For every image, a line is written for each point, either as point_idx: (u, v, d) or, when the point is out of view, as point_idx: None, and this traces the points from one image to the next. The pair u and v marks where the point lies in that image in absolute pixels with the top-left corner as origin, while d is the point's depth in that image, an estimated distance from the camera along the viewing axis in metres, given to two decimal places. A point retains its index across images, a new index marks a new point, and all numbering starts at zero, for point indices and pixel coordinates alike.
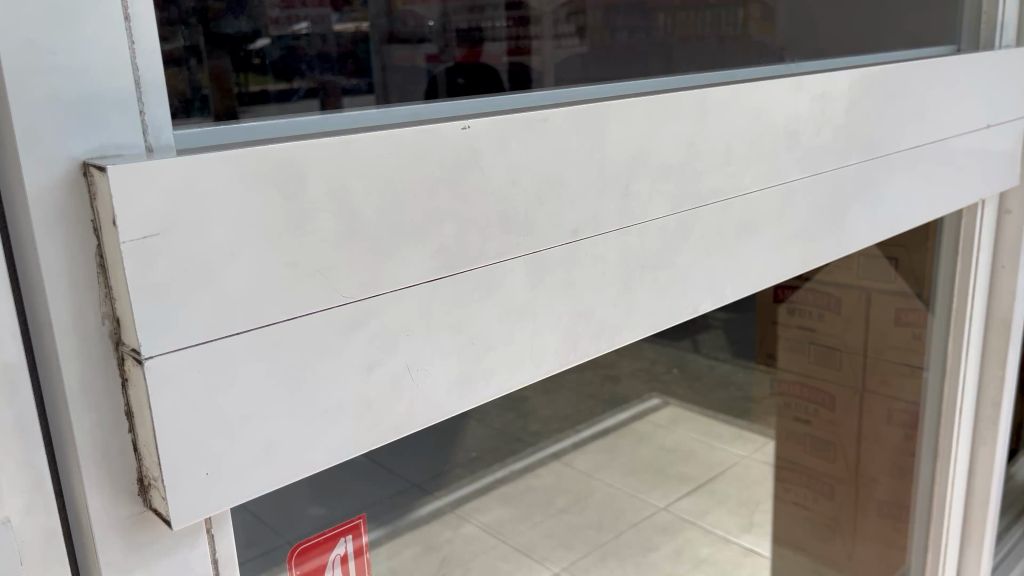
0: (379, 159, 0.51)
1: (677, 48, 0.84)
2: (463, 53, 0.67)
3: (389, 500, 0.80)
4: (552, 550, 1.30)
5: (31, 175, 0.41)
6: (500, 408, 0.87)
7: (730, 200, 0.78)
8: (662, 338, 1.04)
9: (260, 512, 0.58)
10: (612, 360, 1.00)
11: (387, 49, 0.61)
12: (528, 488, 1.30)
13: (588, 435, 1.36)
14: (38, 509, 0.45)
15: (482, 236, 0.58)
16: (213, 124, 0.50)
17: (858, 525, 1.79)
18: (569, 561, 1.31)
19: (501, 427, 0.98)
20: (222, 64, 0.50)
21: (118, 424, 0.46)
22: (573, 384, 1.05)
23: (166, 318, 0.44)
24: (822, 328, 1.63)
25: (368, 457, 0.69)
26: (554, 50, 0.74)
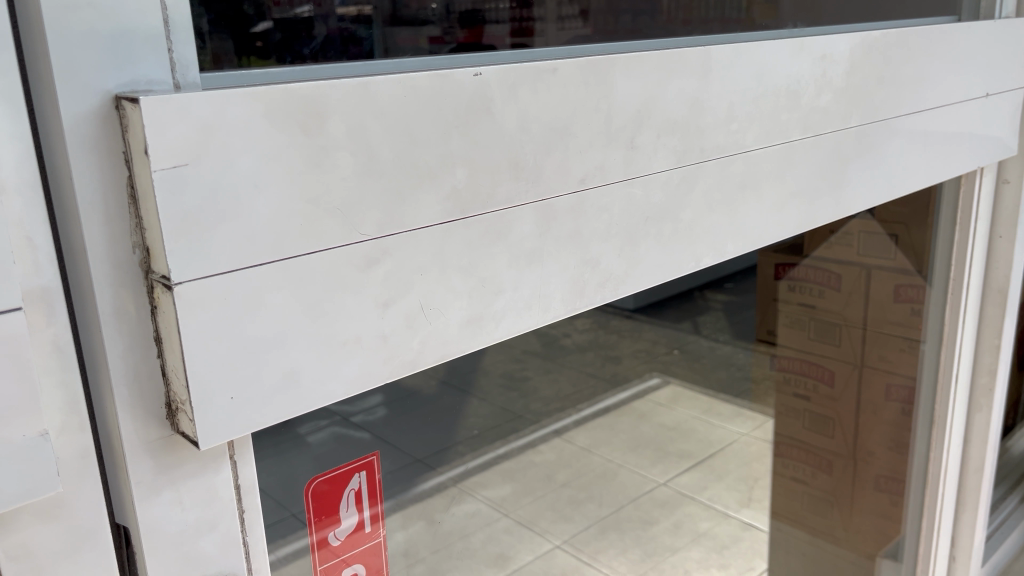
0: (395, 102, 0.53)
1: (683, 32, 0.81)
2: (465, 36, 0.65)
3: (399, 474, 0.78)
4: (553, 524, 1.14)
5: (67, 106, 0.44)
6: (501, 385, 0.89)
7: (733, 157, 0.80)
8: (664, 317, 1.13)
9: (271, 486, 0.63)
10: (614, 339, 1.08)
11: (390, 31, 0.59)
12: (529, 464, 1.07)
13: (590, 411, 1.11)
14: (73, 429, 0.47)
15: (492, 182, 0.60)
16: (225, 74, 0.51)
17: (856, 496, 1.82)
18: (569, 535, 1.16)
19: (506, 405, 0.94)
20: (224, 46, 0.51)
21: (148, 349, 0.49)
22: (580, 363, 1.04)
23: (196, 246, 0.46)
24: (823, 305, 1.62)
25: (375, 434, 0.73)
26: (558, 34, 0.71)
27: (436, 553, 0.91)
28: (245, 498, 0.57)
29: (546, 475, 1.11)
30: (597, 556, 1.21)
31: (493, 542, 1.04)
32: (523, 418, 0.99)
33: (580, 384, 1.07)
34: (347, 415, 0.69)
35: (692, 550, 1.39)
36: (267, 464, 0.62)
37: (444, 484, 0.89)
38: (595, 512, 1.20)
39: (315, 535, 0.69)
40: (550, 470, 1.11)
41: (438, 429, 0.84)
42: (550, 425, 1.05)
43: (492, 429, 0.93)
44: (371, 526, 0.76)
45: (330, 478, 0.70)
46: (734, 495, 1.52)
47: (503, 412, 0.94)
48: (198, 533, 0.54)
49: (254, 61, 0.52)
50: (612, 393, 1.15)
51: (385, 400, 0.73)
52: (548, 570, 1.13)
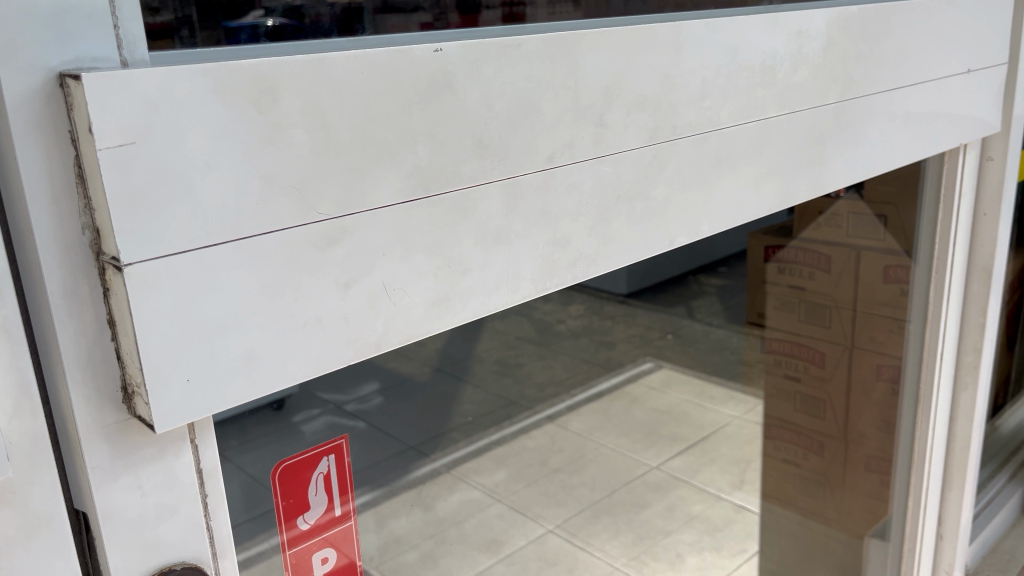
0: (351, 77, 0.52)
1: (676, 15, 0.79)
2: (459, 21, 0.64)
3: (388, 464, 0.78)
4: (546, 509, 1.13)
5: (10, 84, 0.43)
6: (495, 370, 0.89)
7: (707, 135, 0.79)
8: (657, 301, 1.13)
9: (258, 475, 0.63)
10: (608, 326, 1.08)
11: (380, 18, 0.59)
12: (522, 450, 1.07)
13: (582, 398, 1.12)
14: (24, 414, 0.47)
15: (457, 160, 0.59)
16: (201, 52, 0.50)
17: (848, 477, 1.82)
18: (563, 519, 1.16)
19: (498, 391, 0.93)
20: (217, 35, 0.51)
21: (101, 333, 0.48)
22: (573, 349, 1.04)
23: (145, 227, 0.45)
24: (813, 287, 1.63)
25: (367, 423, 0.72)
26: (548, 17, 0.70)
27: (427, 539, 0.91)
28: (208, 482, 0.56)
29: (540, 461, 1.11)
30: (590, 539, 1.20)
31: (485, 527, 1.03)
32: (518, 405, 0.99)
33: (575, 369, 1.07)
34: (340, 403, 0.69)
35: (685, 533, 1.38)
36: (246, 454, 0.62)
37: (437, 471, 0.88)
38: (588, 496, 1.19)
39: (285, 533, 0.67)
40: (543, 455, 1.11)
41: (436, 417, 0.84)
42: (543, 410, 1.06)
43: (485, 415, 0.93)
44: (342, 511, 0.73)
45: (299, 463, 0.67)
46: (726, 478, 1.53)
47: (496, 399, 0.94)
48: (158, 518, 0.53)
49: (234, 38, 0.52)
50: (605, 378, 1.15)
51: (381, 388, 0.73)
52: (541, 554, 1.13)
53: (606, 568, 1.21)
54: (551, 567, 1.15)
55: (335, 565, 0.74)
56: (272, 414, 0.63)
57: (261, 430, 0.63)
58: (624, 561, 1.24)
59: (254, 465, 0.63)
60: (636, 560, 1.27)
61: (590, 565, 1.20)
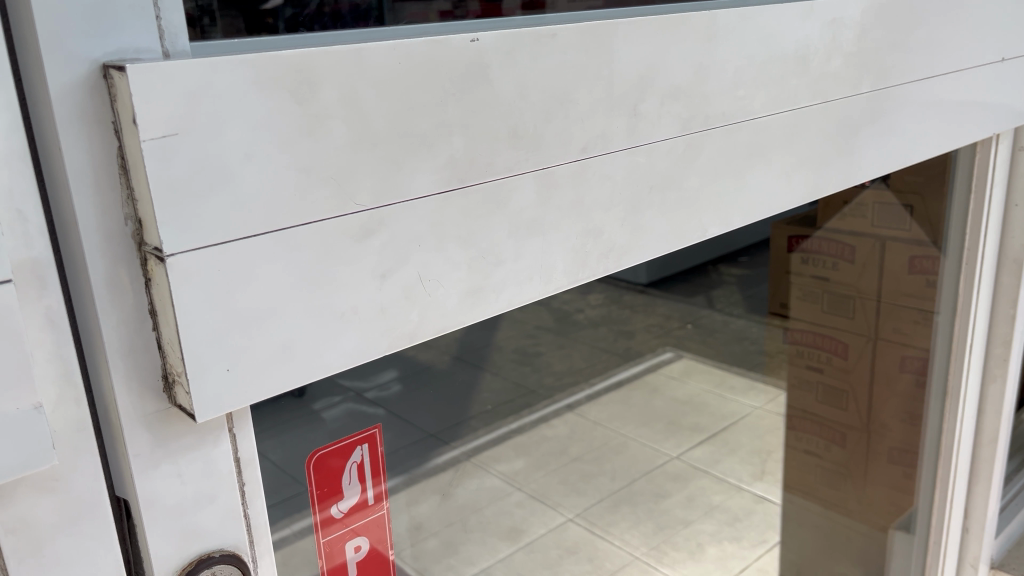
0: (389, 68, 0.52)
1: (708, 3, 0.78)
2: (480, 8, 0.63)
3: (415, 448, 0.79)
4: (565, 497, 1.11)
5: (54, 75, 0.43)
6: (514, 359, 0.90)
7: (740, 124, 0.78)
8: (674, 292, 1.12)
9: (281, 462, 0.63)
10: (626, 316, 1.07)
11: (398, 6, 0.58)
12: (542, 439, 1.05)
13: (601, 387, 1.11)
14: (68, 402, 0.47)
15: (491, 150, 0.59)
16: (224, 42, 0.50)
17: (870, 468, 1.84)
18: (582, 508, 1.14)
19: (518, 381, 0.94)
20: (236, 24, 0.51)
21: (142, 322, 0.49)
22: (588, 339, 1.03)
23: (187, 217, 0.45)
24: (837, 277, 1.65)
25: (388, 411, 0.73)
26: (567, 5, 0.68)
27: (448, 527, 0.91)
28: (245, 471, 0.57)
29: (560, 449, 1.09)
30: (611, 529, 1.19)
31: (504, 515, 1.02)
32: (537, 394, 0.99)
33: (593, 358, 1.06)
34: (362, 390, 0.69)
35: (705, 523, 1.39)
36: (274, 440, 0.61)
37: (457, 458, 0.89)
38: (607, 485, 1.18)
39: (318, 514, 0.67)
40: (562, 444, 1.09)
41: (454, 405, 0.85)
42: (565, 399, 1.05)
43: (503, 404, 0.93)
44: (374, 498, 0.74)
45: (334, 451, 0.68)
46: (745, 468, 1.49)
47: (517, 389, 0.95)
48: (197, 505, 0.54)
49: (258, 30, 0.51)
50: (627, 367, 1.14)
51: (399, 375, 0.73)
52: (562, 541, 1.12)
53: (626, 558, 1.21)
54: (571, 557, 1.14)
55: (366, 554, 0.74)
56: (296, 402, 0.62)
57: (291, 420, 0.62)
58: (644, 550, 1.24)
59: (277, 452, 0.62)
60: (656, 550, 1.27)
61: (611, 555, 1.19)
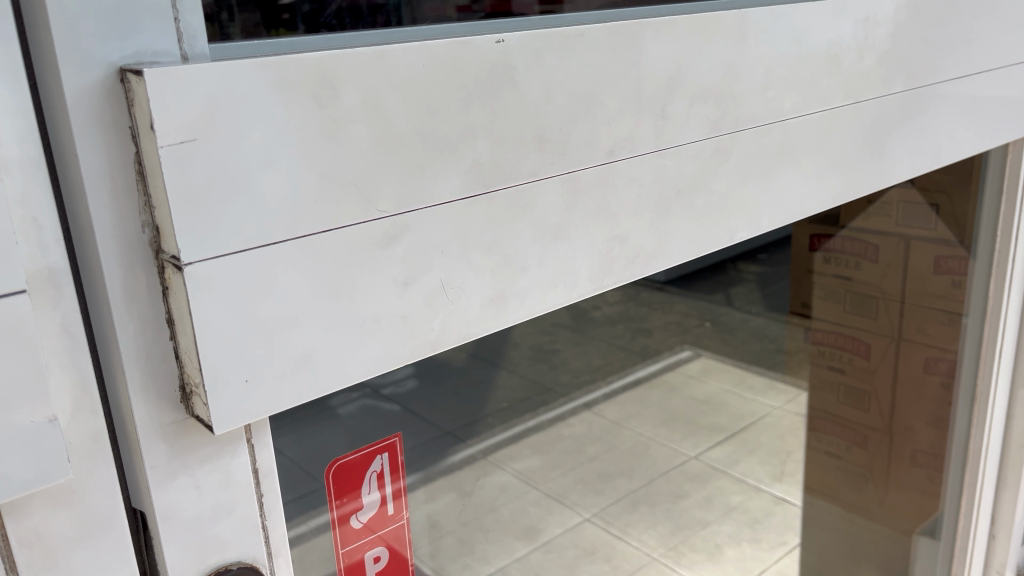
0: (412, 70, 0.50)
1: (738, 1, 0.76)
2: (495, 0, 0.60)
3: (429, 445, 0.76)
4: (583, 497, 1.07)
5: (70, 79, 0.42)
6: (530, 357, 0.87)
7: (770, 126, 0.76)
8: (695, 288, 1.09)
9: (296, 458, 0.61)
10: (645, 313, 1.04)
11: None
12: (558, 437, 1.02)
13: (620, 386, 1.08)
14: (84, 413, 0.46)
15: (516, 154, 0.58)
16: (244, 43, 0.49)
17: (893, 470, 1.81)
18: (599, 507, 1.10)
19: (535, 377, 0.91)
20: (253, 19, 0.49)
21: (159, 331, 0.48)
22: (607, 336, 1.00)
23: (206, 225, 0.44)
24: (860, 277, 1.58)
25: (402, 406, 0.70)
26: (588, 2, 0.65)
27: (465, 526, 0.89)
28: (264, 482, 0.55)
29: (576, 448, 1.05)
30: (627, 529, 1.16)
31: (520, 514, 0.99)
32: (553, 392, 0.97)
33: (610, 356, 1.04)
34: (379, 387, 0.67)
35: (723, 524, 1.35)
36: (291, 438, 0.60)
37: (473, 457, 0.86)
38: (624, 486, 1.14)
39: (335, 513, 0.66)
40: (580, 442, 1.05)
41: (468, 401, 0.82)
42: (582, 398, 1.03)
43: (518, 402, 0.91)
44: (393, 508, 0.73)
45: (354, 460, 0.68)
46: (764, 469, 1.45)
47: (533, 386, 0.92)
48: (215, 517, 0.53)
49: (275, 25, 0.50)
50: (644, 366, 1.11)
51: (415, 371, 0.71)
52: (578, 542, 1.09)
53: (642, 559, 1.18)
54: (588, 558, 1.11)
55: (387, 565, 0.74)
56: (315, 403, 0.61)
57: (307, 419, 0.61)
58: (661, 551, 1.22)
59: (291, 449, 0.60)
60: (673, 551, 1.24)
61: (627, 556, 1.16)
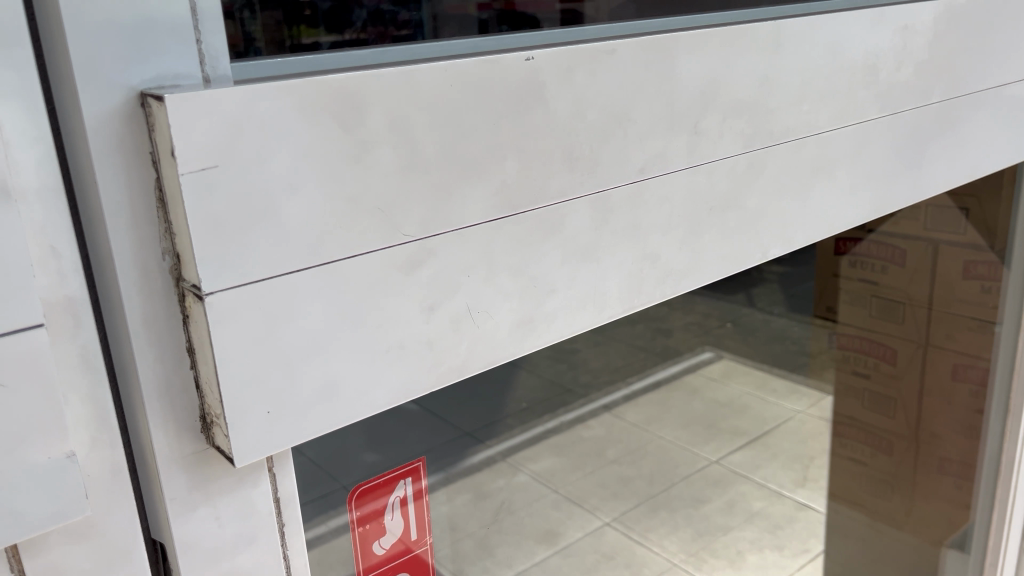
0: (440, 90, 0.49)
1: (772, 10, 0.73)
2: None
3: (444, 446, 0.73)
4: (603, 501, 1.05)
5: (89, 104, 0.40)
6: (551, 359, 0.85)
7: (804, 139, 0.74)
8: (716, 291, 1.05)
9: (316, 457, 0.59)
10: (665, 313, 0.99)
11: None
12: (578, 439, 1.01)
13: (639, 387, 1.06)
14: (103, 445, 0.45)
15: (545, 173, 0.56)
16: (272, 59, 0.48)
17: (918, 480, 1.77)
18: (620, 512, 1.07)
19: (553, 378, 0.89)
20: (275, 15, 0.47)
21: (180, 360, 0.46)
22: (629, 336, 0.96)
23: (228, 254, 0.43)
24: (886, 281, 1.57)
25: (418, 406, 0.67)
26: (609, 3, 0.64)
27: (483, 528, 0.87)
28: (285, 510, 0.54)
29: (595, 451, 1.04)
30: (647, 534, 1.12)
31: (540, 517, 0.97)
32: (573, 393, 0.95)
33: (631, 357, 1.00)
34: None
35: (746, 531, 1.30)
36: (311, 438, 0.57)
37: (492, 458, 0.86)
38: (645, 490, 1.11)
39: (356, 515, 0.64)
40: (600, 445, 1.04)
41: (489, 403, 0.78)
42: (602, 399, 1.01)
43: (541, 403, 0.90)
44: (417, 532, 0.72)
45: (378, 487, 0.66)
46: (787, 474, 1.40)
47: (552, 386, 0.89)
48: (235, 547, 0.52)
49: (296, 23, 0.48)
50: (662, 367, 1.08)
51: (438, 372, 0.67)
52: (598, 547, 1.05)
53: (663, 565, 1.14)
54: (609, 561, 1.07)
55: None
56: None
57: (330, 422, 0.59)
58: (682, 556, 1.18)
59: (312, 448, 0.58)
60: (694, 557, 1.20)
61: (648, 561, 1.12)
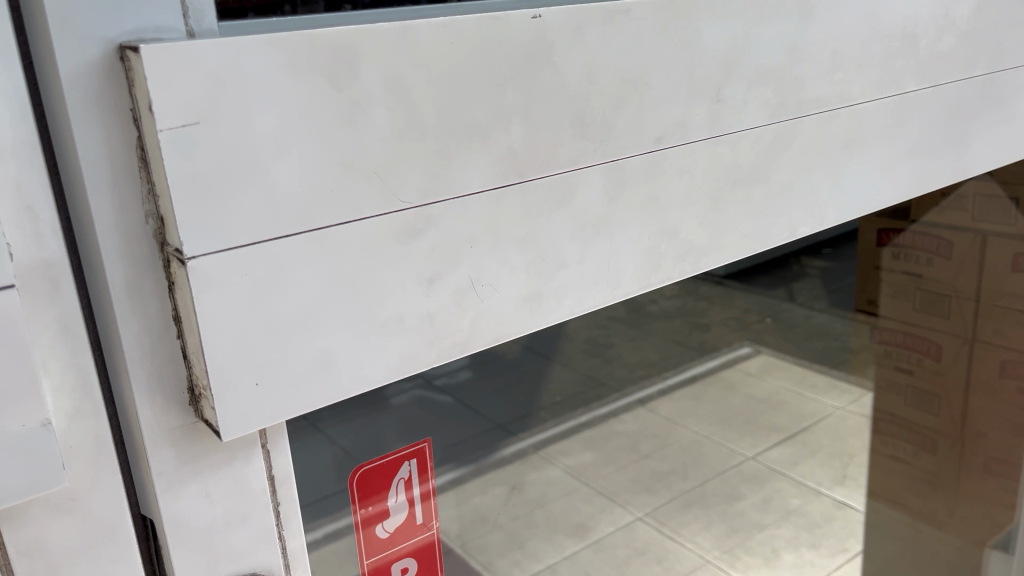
0: (439, 49, 0.46)
1: None
2: None
3: (473, 440, 0.73)
4: (636, 495, 1.01)
5: (66, 58, 0.38)
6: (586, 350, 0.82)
7: (837, 111, 0.70)
8: (755, 286, 1.02)
9: (350, 449, 0.59)
10: (704, 308, 0.96)
11: None
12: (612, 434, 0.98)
13: (676, 381, 1.03)
14: (85, 416, 0.44)
15: (555, 140, 0.53)
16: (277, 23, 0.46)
17: (963, 480, 1.68)
18: (653, 507, 1.03)
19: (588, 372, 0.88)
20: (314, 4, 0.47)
21: (166, 329, 0.45)
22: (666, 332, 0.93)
23: (211, 217, 0.41)
24: (931, 274, 1.48)
25: (455, 398, 0.68)
26: None
27: (513, 520, 0.86)
28: (280, 490, 0.52)
29: (629, 445, 1.00)
30: (679, 530, 1.07)
31: (571, 510, 0.94)
32: (607, 386, 0.93)
33: (667, 351, 0.97)
34: (431, 378, 0.64)
35: (782, 529, 1.20)
36: (341, 428, 0.58)
37: (525, 451, 0.83)
38: (680, 485, 1.07)
39: (358, 512, 0.62)
40: (634, 439, 1.00)
41: (523, 395, 0.78)
42: (635, 393, 0.98)
43: (575, 396, 0.89)
44: (423, 517, 0.68)
45: (379, 467, 0.63)
46: (825, 471, 1.33)
47: (587, 380, 0.88)
48: (227, 527, 0.50)
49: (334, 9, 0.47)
50: (700, 362, 1.05)
51: (470, 363, 0.67)
52: (629, 542, 1.01)
53: (694, 561, 1.09)
54: (640, 558, 1.03)
55: None
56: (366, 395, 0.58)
57: (359, 410, 0.58)
58: (716, 554, 1.11)
59: (346, 438, 0.58)
60: (728, 555, 1.12)
61: (678, 557, 1.07)
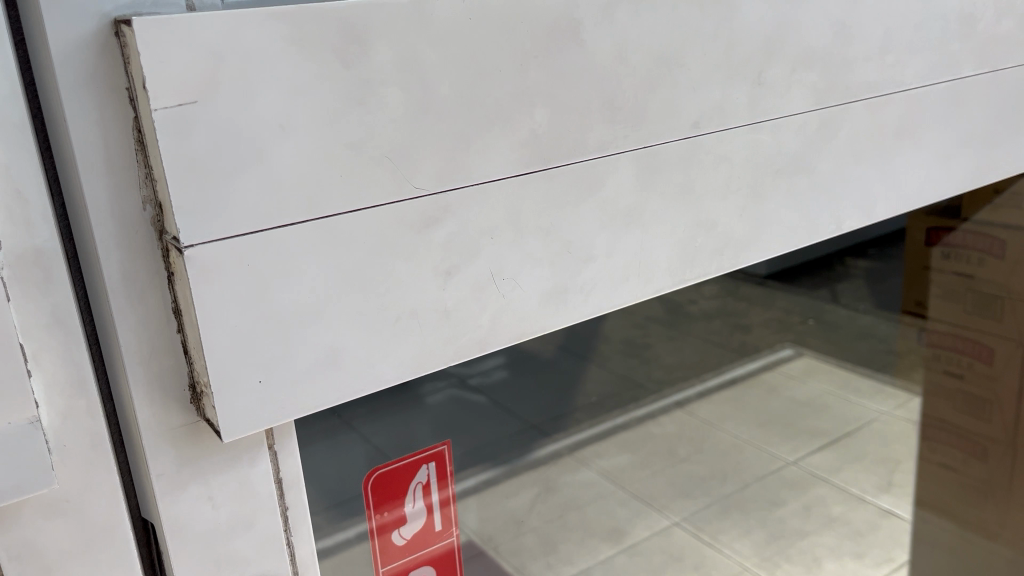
0: (457, 24, 0.43)
1: None
2: None
3: (501, 441, 0.69)
4: (672, 499, 0.92)
5: (57, 33, 0.36)
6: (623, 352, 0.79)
7: (888, 97, 0.66)
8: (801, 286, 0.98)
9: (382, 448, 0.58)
10: (745, 308, 0.93)
11: None
12: (649, 437, 0.86)
13: (711, 381, 0.92)
14: (81, 414, 0.41)
15: (582, 125, 0.50)
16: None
17: (1016, 489, 1.55)
18: (689, 511, 0.95)
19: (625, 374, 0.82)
20: None
21: (166, 323, 0.42)
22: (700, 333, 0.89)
23: (210, 202, 0.38)
24: (982, 274, 1.38)
25: (489, 397, 0.66)
26: None
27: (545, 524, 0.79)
28: (289, 493, 0.50)
29: (668, 449, 0.89)
30: (717, 537, 0.99)
31: (604, 514, 0.84)
32: (645, 389, 0.85)
33: (706, 353, 0.90)
34: (465, 377, 0.62)
35: (824, 536, 1.12)
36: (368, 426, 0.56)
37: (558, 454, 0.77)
38: (719, 490, 0.98)
39: (374, 521, 0.60)
40: (672, 443, 0.90)
41: (556, 395, 0.74)
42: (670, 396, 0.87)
43: (611, 397, 0.81)
44: (441, 523, 0.66)
45: (397, 473, 0.61)
46: (873, 478, 1.26)
47: (623, 380, 0.82)
48: (232, 531, 0.47)
49: None
50: (740, 365, 0.96)
51: (506, 362, 0.65)
52: (666, 548, 0.92)
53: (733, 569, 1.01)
54: (675, 564, 0.94)
55: None
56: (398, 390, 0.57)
57: (386, 407, 0.57)
58: (755, 561, 1.03)
59: (378, 436, 0.58)
60: (767, 563, 1.05)
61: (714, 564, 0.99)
